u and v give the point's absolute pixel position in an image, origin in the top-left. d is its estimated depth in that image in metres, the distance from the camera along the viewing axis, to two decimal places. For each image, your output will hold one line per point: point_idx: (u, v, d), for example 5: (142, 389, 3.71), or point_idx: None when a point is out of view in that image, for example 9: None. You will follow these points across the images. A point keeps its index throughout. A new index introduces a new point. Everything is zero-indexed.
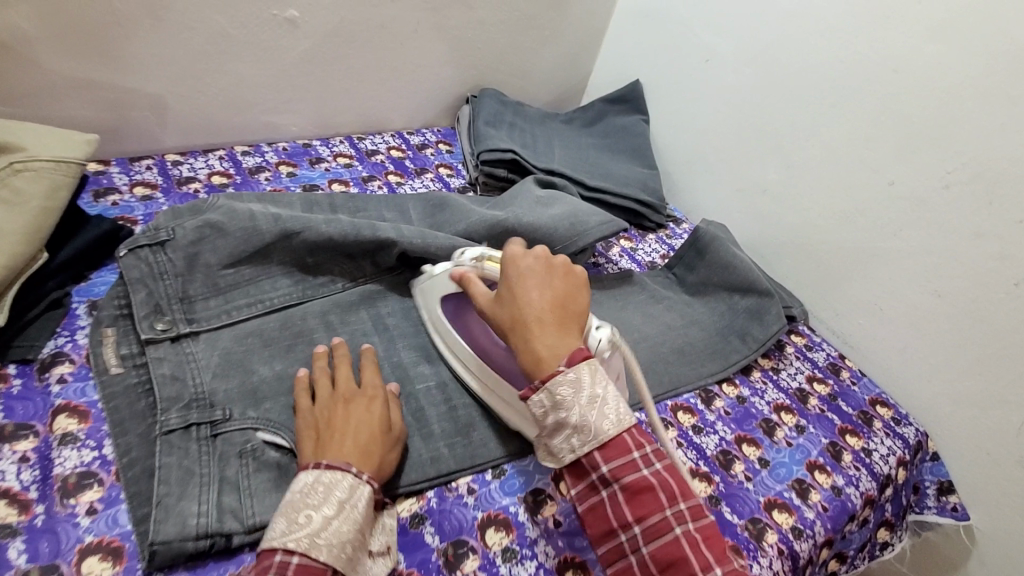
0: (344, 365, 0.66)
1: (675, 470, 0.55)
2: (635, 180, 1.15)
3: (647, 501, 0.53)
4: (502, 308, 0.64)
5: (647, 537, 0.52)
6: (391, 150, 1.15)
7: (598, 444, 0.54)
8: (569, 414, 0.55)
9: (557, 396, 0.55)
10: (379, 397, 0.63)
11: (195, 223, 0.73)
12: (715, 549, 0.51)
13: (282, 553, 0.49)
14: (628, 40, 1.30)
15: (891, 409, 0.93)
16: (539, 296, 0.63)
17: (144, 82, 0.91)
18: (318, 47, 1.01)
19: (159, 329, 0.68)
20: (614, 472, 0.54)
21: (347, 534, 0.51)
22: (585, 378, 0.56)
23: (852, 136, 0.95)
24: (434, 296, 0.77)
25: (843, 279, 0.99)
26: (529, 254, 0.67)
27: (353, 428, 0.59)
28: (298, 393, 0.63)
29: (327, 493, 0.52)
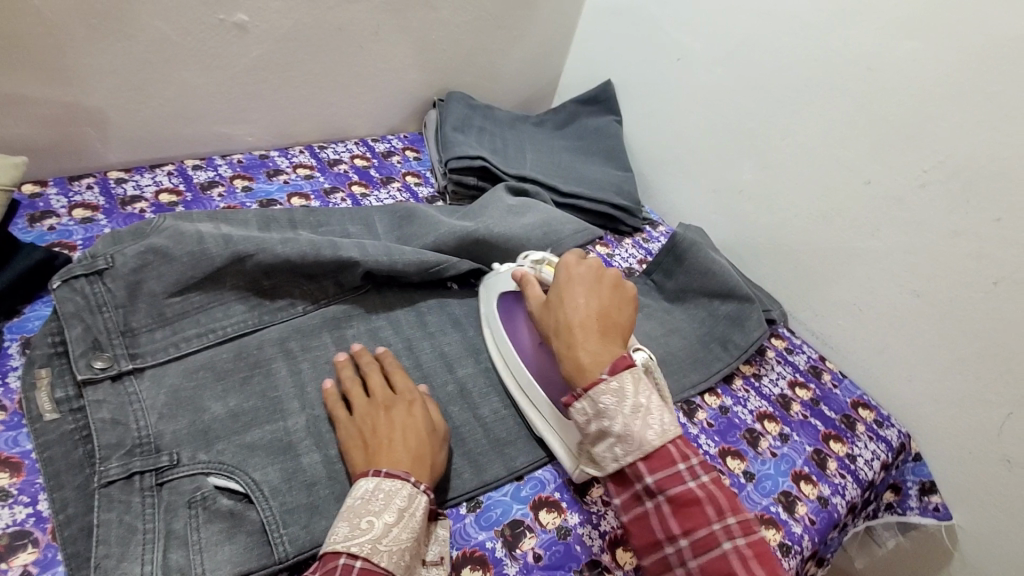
0: (378, 372, 0.66)
1: (722, 484, 0.56)
2: (610, 183, 1.12)
3: (695, 514, 0.54)
4: (550, 313, 0.67)
5: (694, 549, 0.53)
6: (355, 159, 1.10)
7: (642, 454, 0.56)
8: (612, 423, 0.57)
9: (599, 404, 0.58)
10: (419, 402, 0.64)
11: (136, 249, 0.67)
12: (765, 566, 0.51)
13: (347, 556, 0.49)
14: (599, 39, 1.26)
15: (873, 411, 0.92)
16: (586, 306, 0.66)
17: (81, 96, 0.84)
18: (272, 52, 0.96)
19: (98, 368, 0.62)
20: (658, 483, 0.55)
21: (407, 542, 0.52)
22: (628, 386, 0.58)
23: (828, 136, 0.94)
24: (491, 292, 0.81)
25: (822, 280, 0.98)
26: (583, 265, 0.71)
27: (401, 433, 0.59)
28: (332, 405, 0.64)
29: (388, 501, 0.53)
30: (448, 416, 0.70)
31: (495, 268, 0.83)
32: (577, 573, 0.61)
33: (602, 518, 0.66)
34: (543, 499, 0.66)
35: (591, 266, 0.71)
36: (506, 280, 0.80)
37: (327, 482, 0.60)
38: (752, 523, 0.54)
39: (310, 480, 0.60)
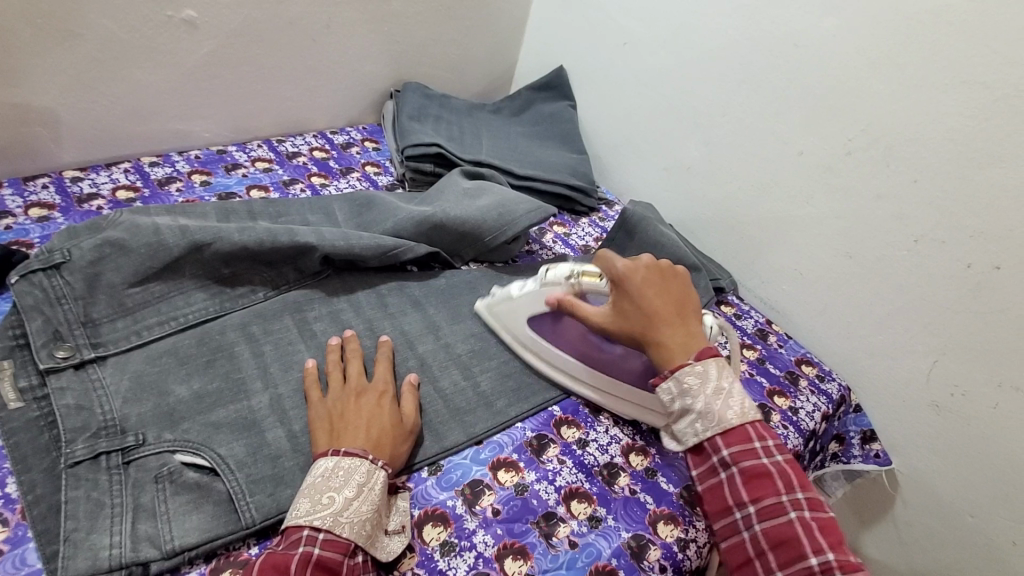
0: (357, 360, 0.70)
1: (796, 466, 0.61)
2: (565, 165, 1.16)
3: (763, 485, 0.59)
4: (625, 314, 0.71)
5: (762, 515, 0.58)
6: (313, 151, 1.12)
7: (721, 430, 0.62)
8: (695, 401, 0.64)
9: (685, 385, 0.64)
10: (389, 393, 0.66)
11: (94, 242, 0.69)
12: (830, 538, 0.55)
13: (309, 529, 0.53)
14: (549, 26, 1.30)
15: (815, 367, 0.98)
16: (663, 303, 0.70)
17: (30, 96, 0.84)
18: (224, 48, 0.97)
19: (60, 357, 0.64)
20: (733, 456, 0.61)
21: (368, 513, 0.55)
22: (712, 371, 0.64)
23: (763, 110, 0.99)
24: (516, 318, 0.81)
25: (766, 248, 1.04)
26: (637, 266, 0.72)
27: (366, 421, 0.62)
28: (309, 385, 0.66)
29: (347, 477, 0.56)
30: None
31: (507, 292, 0.82)
32: (535, 524, 0.64)
33: (557, 475, 0.70)
34: (502, 460, 0.70)
35: (651, 264, 0.72)
36: (532, 299, 0.79)
37: (290, 454, 0.63)
38: (821, 501, 0.58)
39: (275, 453, 0.62)
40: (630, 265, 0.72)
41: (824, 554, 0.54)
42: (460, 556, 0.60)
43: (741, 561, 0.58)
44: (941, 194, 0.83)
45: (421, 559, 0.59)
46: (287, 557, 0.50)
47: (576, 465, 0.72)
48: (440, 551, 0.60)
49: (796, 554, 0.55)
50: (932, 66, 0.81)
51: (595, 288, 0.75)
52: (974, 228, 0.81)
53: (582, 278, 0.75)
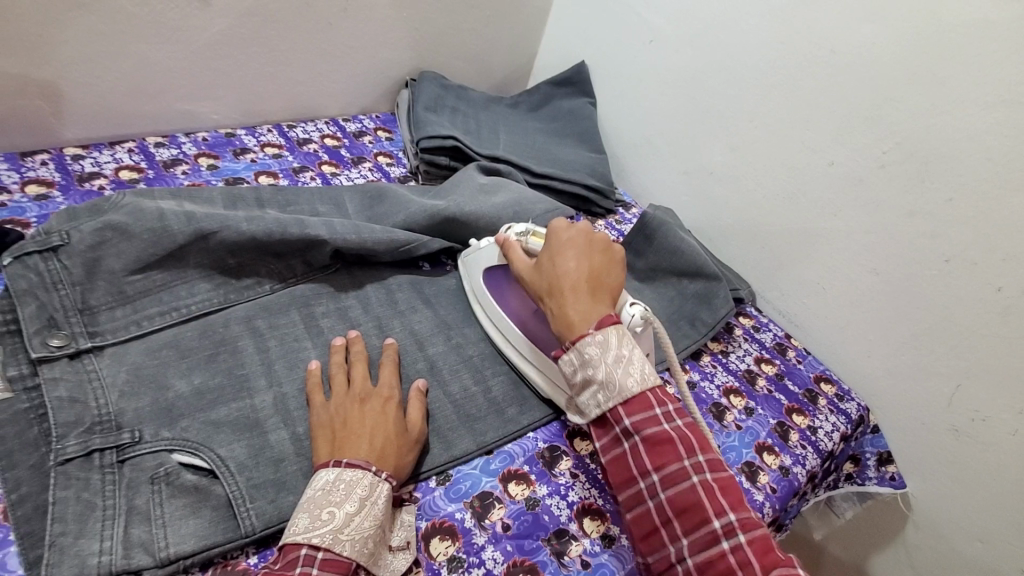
0: (362, 363, 0.66)
1: (695, 429, 0.59)
2: (583, 165, 1.12)
3: (666, 452, 0.57)
4: (541, 275, 0.70)
5: (665, 483, 0.56)
6: (325, 138, 1.08)
7: (620, 399, 0.59)
8: (595, 370, 0.60)
9: (585, 354, 0.61)
10: (394, 399, 0.63)
11: (93, 225, 0.65)
12: (730, 497, 0.55)
13: (308, 547, 0.50)
14: (572, 20, 1.26)
15: (834, 385, 0.95)
16: (579, 271, 0.67)
17: (30, 67, 0.80)
18: (236, 27, 0.93)
19: (54, 346, 0.60)
20: (635, 424, 0.59)
21: (369, 529, 0.52)
22: (612, 340, 0.61)
23: (793, 117, 0.95)
24: (477, 268, 0.82)
25: (788, 260, 1.01)
26: (572, 229, 0.72)
27: (370, 429, 0.59)
28: (311, 388, 0.63)
29: (349, 490, 0.53)
30: None
31: (473, 245, 0.83)
32: (546, 541, 0.62)
33: (570, 489, 0.67)
34: (513, 472, 0.67)
35: (581, 230, 0.72)
36: (489, 253, 0.80)
37: (293, 458, 0.60)
38: (720, 461, 0.58)
39: (278, 457, 0.59)
40: (564, 228, 0.72)
41: (725, 516, 0.54)
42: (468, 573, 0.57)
43: (647, 531, 0.57)
44: (976, 214, 0.80)
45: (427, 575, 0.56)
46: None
47: (590, 480, 0.69)
48: (447, 566, 0.57)
49: (698, 518, 0.54)
50: (976, 79, 0.77)
51: (540, 248, 0.75)
52: (1007, 251, 0.78)
53: (531, 237, 0.76)
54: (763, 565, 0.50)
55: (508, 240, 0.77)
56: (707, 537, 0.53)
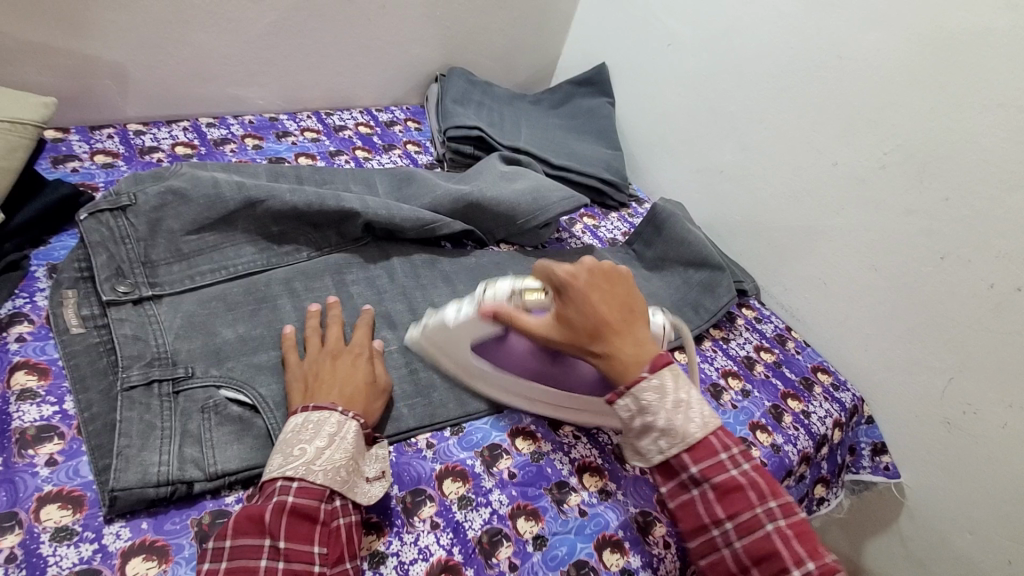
0: (336, 325, 0.70)
1: (763, 472, 0.59)
2: (599, 160, 1.18)
3: (737, 499, 0.57)
4: (568, 321, 0.65)
5: (740, 531, 0.56)
6: (359, 126, 1.16)
7: (686, 447, 0.59)
8: (656, 419, 0.60)
9: (643, 401, 0.60)
10: (365, 354, 0.67)
11: (157, 189, 0.73)
12: (807, 544, 0.55)
13: (282, 480, 0.54)
14: (595, 23, 1.32)
15: (831, 375, 1.00)
16: (608, 310, 0.65)
17: (103, 49, 0.89)
18: (284, 19, 1.01)
19: (121, 291, 0.68)
20: (704, 471, 0.58)
21: (340, 460, 0.56)
22: (669, 384, 0.61)
23: (801, 119, 1.00)
24: (460, 346, 0.71)
25: (791, 256, 1.05)
26: (581, 270, 0.67)
27: (340, 380, 0.62)
28: (286, 349, 0.67)
29: (317, 429, 0.56)
30: None
31: (441, 318, 0.70)
32: (547, 490, 0.67)
33: (572, 447, 0.73)
34: (520, 429, 0.73)
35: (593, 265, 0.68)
36: (470, 327, 0.70)
37: None
38: (792, 504, 0.58)
39: None
40: (574, 272, 0.66)
41: (805, 565, 0.53)
42: (476, 511, 0.63)
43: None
44: (969, 213, 0.84)
45: (439, 509, 0.63)
46: (261, 508, 0.51)
47: (591, 441, 0.75)
48: (458, 503, 0.64)
49: (779, 568, 0.54)
50: (974, 86, 0.82)
51: (542, 304, 0.68)
52: (1000, 249, 0.82)
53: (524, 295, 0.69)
54: None
55: (498, 308, 0.68)
56: None
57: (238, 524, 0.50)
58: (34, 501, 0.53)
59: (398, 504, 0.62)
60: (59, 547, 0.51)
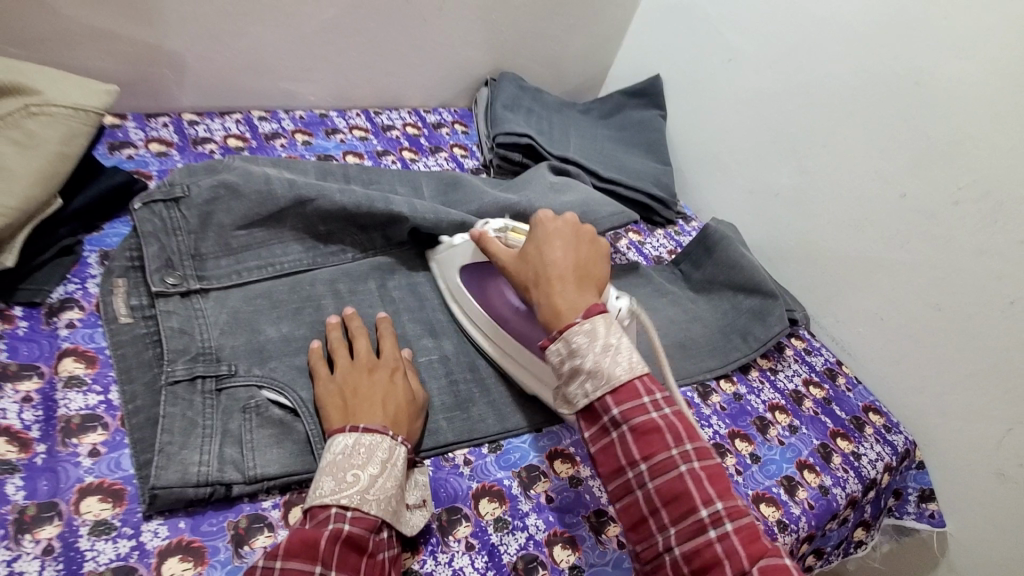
0: (363, 338, 0.68)
1: (684, 417, 0.57)
2: (648, 175, 1.15)
3: (654, 441, 0.54)
4: (526, 265, 0.67)
5: (654, 472, 0.54)
6: (407, 127, 1.15)
7: (610, 389, 0.56)
8: (584, 360, 0.57)
9: (573, 344, 0.58)
10: (400, 370, 0.65)
11: (210, 182, 0.73)
12: (718, 486, 0.53)
13: (337, 508, 0.51)
14: (651, 34, 1.29)
15: (883, 416, 0.94)
16: (563, 258, 0.66)
17: (165, 39, 0.90)
18: (342, 17, 1.01)
19: (170, 283, 0.68)
20: (623, 414, 0.55)
21: (392, 489, 0.54)
22: (600, 329, 0.58)
23: (867, 145, 0.96)
24: (454, 266, 0.79)
25: (847, 288, 1.01)
26: (557, 221, 0.70)
27: (380, 398, 0.60)
28: (315, 362, 0.64)
29: (370, 454, 0.55)
30: (476, 367, 0.75)
31: (450, 240, 0.80)
32: (585, 518, 0.65)
33: None
34: (559, 450, 0.71)
35: (569, 221, 0.70)
36: (466, 250, 0.77)
37: None
38: (708, 449, 0.55)
39: None
40: (551, 217, 0.70)
41: (712, 504, 0.51)
42: (512, 535, 0.61)
43: (635, 520, 0.54)
44: None
45: (475, 530, 0.61)
46: (316, 533, 0.49)
47: None
48: (494, 526, 0.62)
49: (687, 508, 0.52)
50: None
51: (520, 243, 0.73)
52: None
53: (510, 233, 0.75)
54: (751, 554, 0.48)
55: (484, 234, 0.71)
56: (695, 527, 0.51)
57: (290, 545, 0.47)
58: (75, 492, 0.52)
59: (433, 522, 0.60)
60: (97, 542, 0.50)
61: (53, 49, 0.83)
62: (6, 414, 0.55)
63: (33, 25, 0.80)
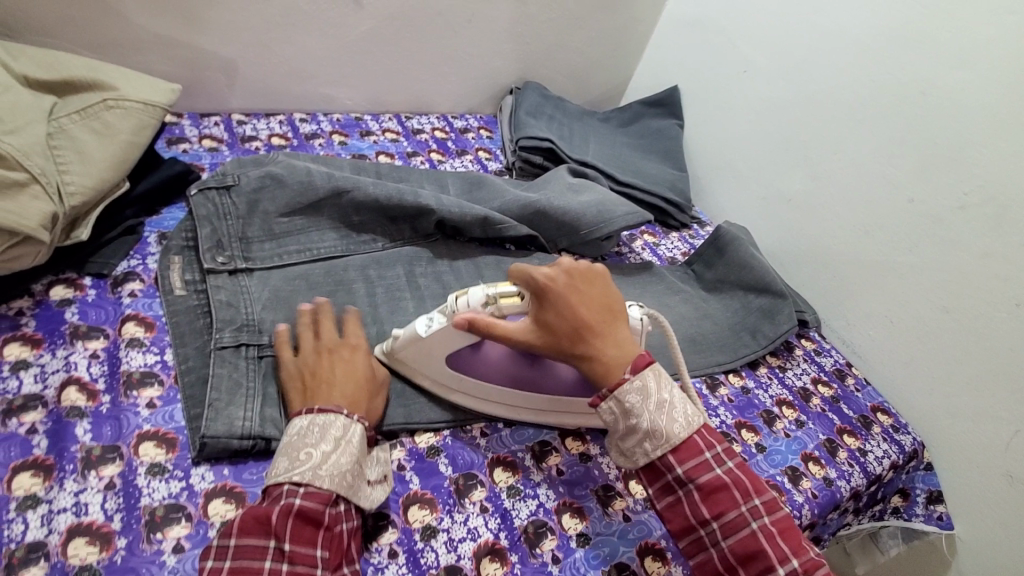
0: (328, 318, 0.68)
1: (747, 470, 0.59)
2: (664, 180, 1.20)
3: (723, 499, 0.57)
4: (553, 333, 0.63)
5: (726, 530, 0.56)
6: (435, 131, 1.22)
7: (671, 448, 0.58)
8: (640, 421, 0.59)
9: (626, 404, 0.59)
10: (361, 348, 0.67)
11: (258, 173, 0.81)
12: (791, 540, 0.55)
13: (290, 484, 0.53)
14: (671, 47, 1.35)
15: (891, 416, 0.96)
16: (588, 313, 0.64)
17: (220, 46, 0.99)
18: (379, 28, 1.09)
19: (220, 262, 0.75)
20: (689, 472, 0.58)
21: (347, 464, 0.55)
22: (651, 384, 0.59)
23: (875, 153, 0.99)
24: (434, 359, 0.68)
25: (857, 291, 1.03)
26: (558, 271, 0.65)
27: (339, 378, 0.62)
28: (281, 345, 0.66)
29: (323, 432, 0.56)
30: None
31: (414, 333, 0.67)
32: (594, 492, 0.69)
33: None
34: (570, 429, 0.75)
35: (570, 269, 0.66)
36: (450, 337, 0.66)
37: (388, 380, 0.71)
38: (776, 501, 0.58)
39: None
40: (551, 274, 0.65)
41: (789, 562, 0.54)
42: (524, 501, 0.65)
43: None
44: None
45: (489, 495, 0.65)
46: (268, 508, 0.50)
47: None
48: (507, 492, 0.66)
49: (765, 567, 0.53)
50: None
51: (517, 309, 0.65)
52: None
53: (499, 301, 0.65)
54: None
55: (475, 318, 0.64)
56: None
57: (244, 523, 0.50)
58: (134, 437, 0.59)
59: (450, 485, 0.65)
60: (152, 480, 0.56)
61: (122, 52, 0.93)
62: (77, 366, 0.62)
63: (106, 31, 0.89)
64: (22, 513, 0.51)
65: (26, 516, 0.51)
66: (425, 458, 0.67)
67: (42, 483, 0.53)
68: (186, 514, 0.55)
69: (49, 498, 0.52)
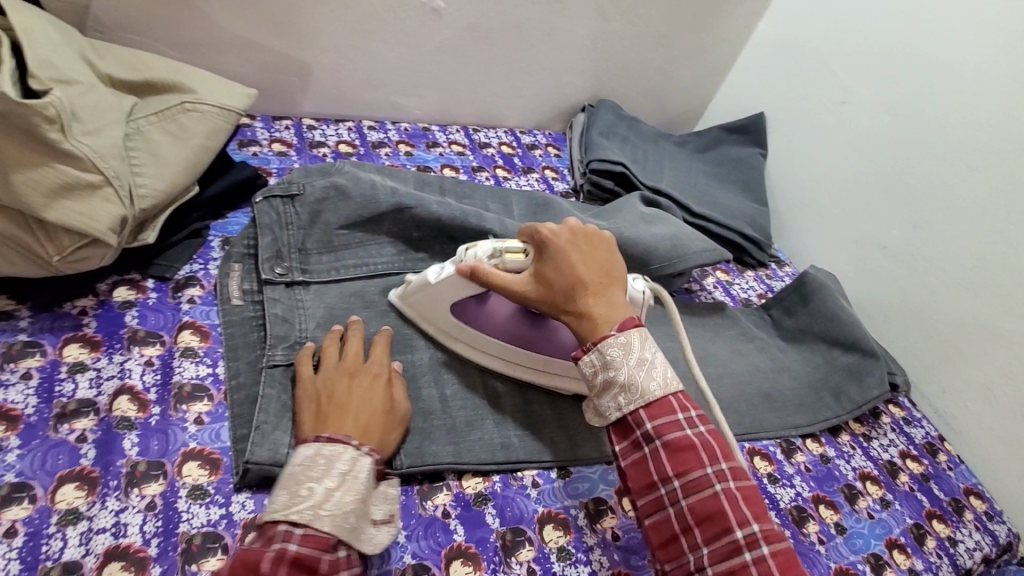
0: (357, 339, 0.65)
1: (719, 436, 0.54)
2: (742, 214, 1.11)
3: (690, 458, 0.52)
4: (546, 283, 0.62)
5: (687, 490, 0.51)
6: (502, 146, 1.18)
7: (643, 403, 0.54)
8: (617, 373, 0.55)
9: (607, 356, 0.56)
10: (384, 375, 0.62)
11: (323, 183, 0.78)
12: (755, 508, 0.50)
13: (286, 523, 0.48)
14: (759, 70, 1.26)
15: (986, 502, 0.85)
16: (585, 270, 0.62)
17: (299, 50, 0.98)
18: (455, 38, 1.06)
19: (278, 273, 0.72)
20: (658, 429, 0.53)
21: (351, 504, 0.50)
22: (635, 341, 0.56)
23: (991, 204, 0.88)
24: (441, 305, 0.70)
25: (958, 357, 0.91)
26: (563, 230, 0.65)
27: (354, 404, 0.57)
28: (301, 361, 0.63)
29: (327, 465, 0.51)
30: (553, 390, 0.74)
31: (422, 279, 0.69)
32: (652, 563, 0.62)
33: None
34: None
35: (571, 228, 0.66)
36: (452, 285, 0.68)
37: (439, 415, 0.66)
38: (744, 470, 0.53)
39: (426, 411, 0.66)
40: (554, 230, 0.64)
41: (748, 526, 0.49)
42: (575, 567, 0.60)
43: (665, 539, 0.51)
44: None
45: (537, 555, 0.60)
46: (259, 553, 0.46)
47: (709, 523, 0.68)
48: (557, 554, 0.61)
49: (721, 529, 0.49)
50: None
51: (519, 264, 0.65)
52: None
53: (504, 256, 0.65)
54: None
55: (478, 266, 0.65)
56: (730, 548, 0.48)
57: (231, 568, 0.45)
58: (180, 455, 0.57)
59: (496, 540, 0.60)
60: (192, 505, 0.54)
61: (205, 54, 0.94)
62: (131, 374, 0.61)
63: (192, 32, 0.90)
64: (62, 528, 0.50)
65: (65, 532, 0.49)
66: (471, 506, 0.62)
67: (86, 497, 0.52)
68: (223, 545, 0.53)
69: (89, 515, 0.51)
